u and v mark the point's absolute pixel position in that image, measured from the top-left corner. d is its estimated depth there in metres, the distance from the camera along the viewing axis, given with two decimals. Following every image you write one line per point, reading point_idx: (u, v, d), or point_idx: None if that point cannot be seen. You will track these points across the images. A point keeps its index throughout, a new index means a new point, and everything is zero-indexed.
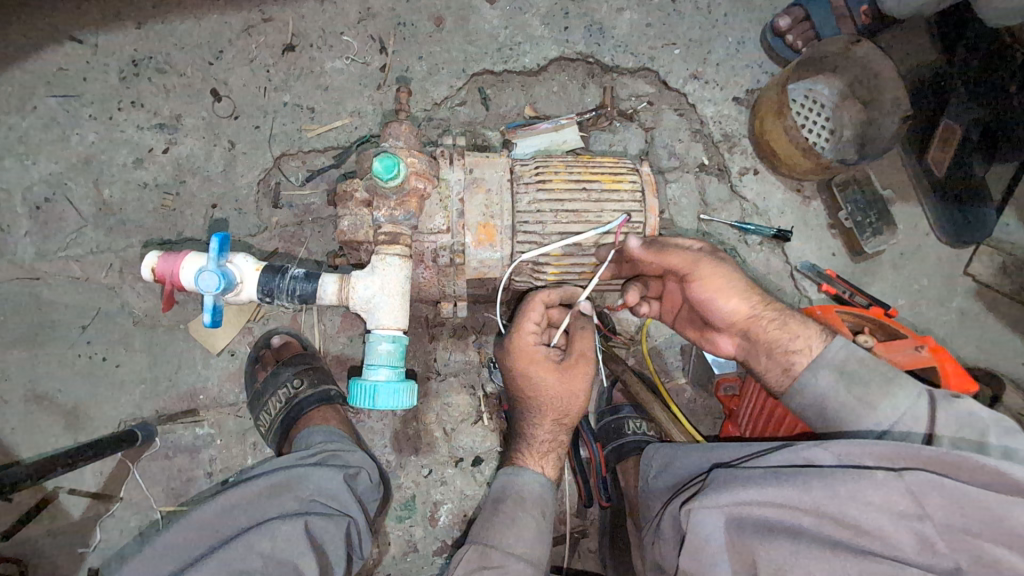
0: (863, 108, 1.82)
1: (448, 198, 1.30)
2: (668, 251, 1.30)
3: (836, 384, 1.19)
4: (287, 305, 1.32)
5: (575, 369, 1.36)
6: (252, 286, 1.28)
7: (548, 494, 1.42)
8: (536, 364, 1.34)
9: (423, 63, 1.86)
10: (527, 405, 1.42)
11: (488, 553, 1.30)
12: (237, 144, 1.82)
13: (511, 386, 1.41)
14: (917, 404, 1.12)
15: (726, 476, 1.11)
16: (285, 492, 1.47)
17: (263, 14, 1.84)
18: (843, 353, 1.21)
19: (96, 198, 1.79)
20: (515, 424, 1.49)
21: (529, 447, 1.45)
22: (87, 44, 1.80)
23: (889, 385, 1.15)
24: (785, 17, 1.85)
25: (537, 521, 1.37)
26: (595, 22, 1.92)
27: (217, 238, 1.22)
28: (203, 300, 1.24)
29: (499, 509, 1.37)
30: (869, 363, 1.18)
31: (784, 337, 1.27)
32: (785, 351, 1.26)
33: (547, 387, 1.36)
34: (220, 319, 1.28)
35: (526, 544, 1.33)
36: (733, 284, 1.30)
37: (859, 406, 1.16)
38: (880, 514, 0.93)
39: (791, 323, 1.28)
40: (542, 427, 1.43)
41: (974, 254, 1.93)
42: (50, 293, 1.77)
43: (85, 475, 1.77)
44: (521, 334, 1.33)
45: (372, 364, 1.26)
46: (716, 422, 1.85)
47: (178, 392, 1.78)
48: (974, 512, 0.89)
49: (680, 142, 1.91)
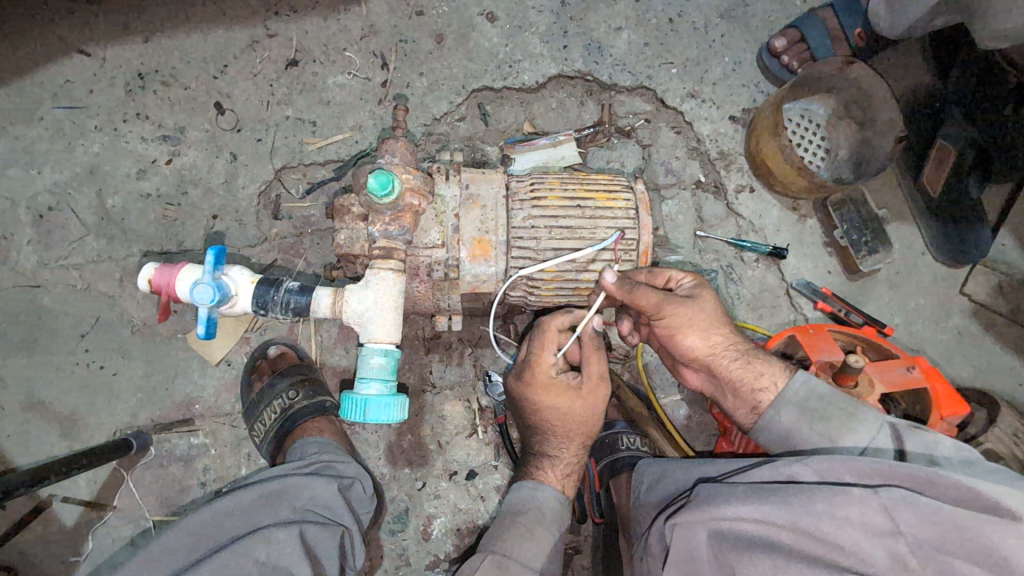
0: (858, 128, 1.85)
1: (444, 213, 1.32)
2: (637, 293, 1.28)
3: (798, 422, 1.20)
4: (280, 317, 1.32)
5: (596, 391, 1.41)
6: (246, 299, 1.27)
7: (565, 510, 1.46)
8: (557, 388, 1.40)
9: (424, 79, 1.89)
10: (549, 431, 1.46)
11: (505, 564, 1.30)
12: (239, 156, 1.85)
13: (533, 415, 1.46)
14: (878, 436, 1.13)
15: (710, 491, 1.12)
16: (280, 501, 1.48)
17: (267, 30, 1.88)
18: (801, 390, 1.21)
19: (99, 207, 1.82)
20: (531, 446, 1.53)
21: (550, 467, 1.48)
22: (95, 57, 1.83)
23: (850, 420, 1.15)
24: (781, 37, 1.89)
25: (552, 537, 1.39)
26: (594, 40, 1.95)
27: (213, 251, 1.20)
28: (198, 312, 1.24)
29: (516, 523, 1.38)
30: (828, 396, 1.19)
31: (749, 376, 1.27)
32: (754, 386, 1.26)
33: (572, 411, 1.42)
34: (214, 332, 1.26)
35: (541, 559, 1.34)
36: (694, 322, 1.29)
37: (823, 442, 1.17)
38: (856, 531, 0.92)
39: (758, 360, 1.28)
40: (566, 448, 1.47)
41: (970, 273, 1.93)
42: (50, 300, 1.79)
43: (79, 483, 1.77)
44: (540, 359, 1.39)
45: (364, 377, 1.25)
46: (710, 439, 1.85)
47: (174, 401, 1.79)
48: (948, 528, 0.90)
49: (676, 159, 1.93)
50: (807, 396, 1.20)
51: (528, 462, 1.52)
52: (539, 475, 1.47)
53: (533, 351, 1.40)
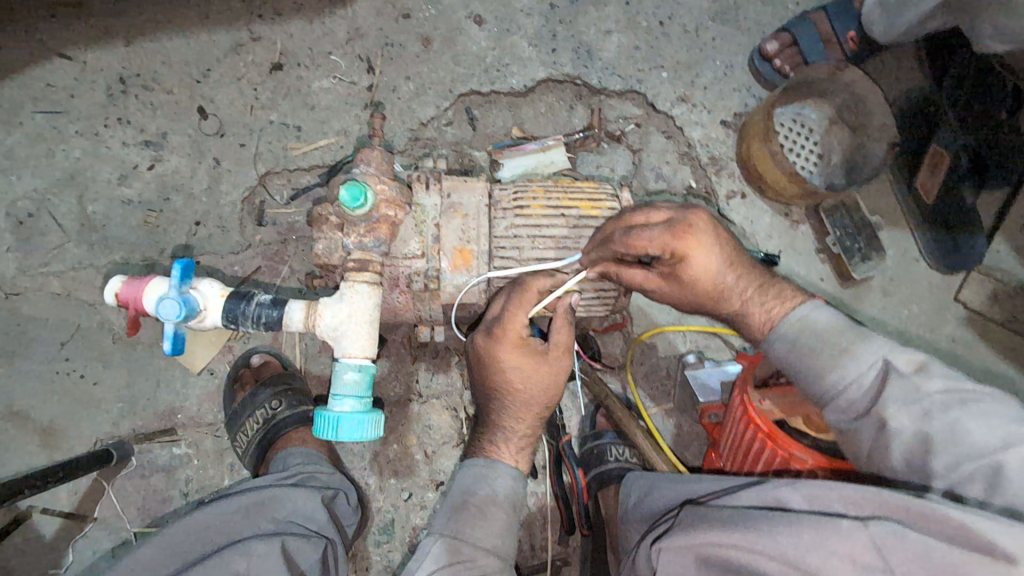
0: (851, 133, 1.82)
1: (424, 222, 1.30)
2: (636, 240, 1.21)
3: (789, 354, 1.20)
4: (252, 330, 1.30)
5: (558, 360, 1.34)
6: (216, 313, 1.24)
7: (519, 488, 1.40)
8: (523, 354, 1.31)
9: (411, 83, 1.87)
10: (506, 402, 1.37)
11: (458, 546, 1.28)
12: (222, 161, 1.82)
13: (493, 382, 1.36)
14: (866, 373, 1.08)
15: (696, 515, 1.11)
16: (261, 512, 1.44)
17: (251, 33, 1.85)
18: (796, 327, 1.21)
19: (79, 213, 1.79)
20: (486, 417, 1.44)
21: (504, 443, 1.41)
22: (76, 61, 1.80)
23: (841, 355, 1.12)
24: (773, 41, 1.86)
25: (507, 518, 1.34)
26: (583, 44, 1.92)
27: (180, 264, 1.18)
28: (163, 327, 1.19)
29: (469, 502, 1.33)
30: (822, 334, 1.16)
31: (757, 308, 1.28)
32: (763, 318, 1.27)
33: (533, 380, 1.34)
34: (181, 348, 1.22)
35: (493, 539, 1.31)
36: (708, 249, 1.24)
37: (809, 374, 1.16)
38: (841, 565, 0.89)
39: (767, 292, 1.29)
40: (520, 422, 1.40)
41: (965, 279, 1.90)
42: (30, 309, 1.76)
43: (59, 494, 1.74)
44: (512, 320, 1.28)
45: (338, 394, 1.22)
46: (701, 448, 1.82)
47: (156, 410, 1.76)
48: (938, 570, 0.84)
49: (667, 164, 1.90)
50: (798, 338, 1.20)
51: (482, 435, 1.44)
52: (492, 452, 1.39)
53: (505, 311, 1.29)
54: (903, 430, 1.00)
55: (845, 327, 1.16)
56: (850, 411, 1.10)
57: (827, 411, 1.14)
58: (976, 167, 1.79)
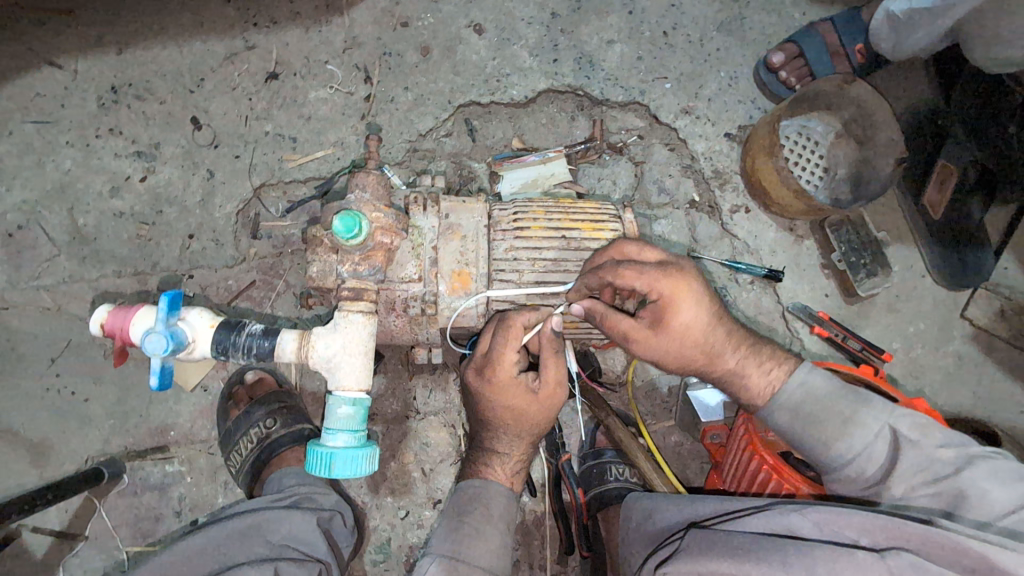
0: (857, 147, 1.77)
1: (421, 245, 1.29)
2: (625, 273, 1.19)
3: (791, 425, 1.20)
4: (243, 361, 1.26)
5: (552, 396, 1.33)
6: (205, 345, 1.20)
7: (513, 508, 1.40)
8: (516, 388, 1.31)
9: (409, 93, 1.83)
10: (500, 430, 1.37)
11: (457, 566, 1.26)
12: (216, 173, 1.78)
13: (484, 411, 1.36)
14: (875, 443, 1.11)
15: (704, 539, 1.05)
16: (254, 536, 1.39)
17: (246, 42, 1.81)
18: (799, 394, 1.20)
19: (70, 226, 1.75)
20: (478, 440, 1.44)
21: (499, 467, 1.41)
22: (66, 70, 1.76)
23: (846, 425, 1.13)
24: (778, 52, 1.82)
25: (502, 535, 1.34)
26: (585, 54, 1.88)
27: (165, 297, 1.14)
28: (151, 361, 1.16)
29: (465, 519, 1.33)
30: (823, 403, 1.17)
31: (756, 371, 1.26)
32: (763, 381, 1.25)
33: (524, 411, 1.34)
34: (169, 381, 1.19)
35: (490, 557, 1.30)
36: (698, 301, 1.21)
37: (816, 444, 1.16)
38: None
39: (762, 355, 1.28)
40: (516, 446, 1.40)
41: (971, 296, 1.87)
42: (19, 323, 1.72)
43: (50, 513, 1.71)
44: (500, 360, 1.28)
45: (331, 429, 1.19)
46: (703, 467, 1.80)
47: (148, 427, 1.73)
48: None
49: (670, 177, 1.87)
50: (800, 404, 1.20)
51: (473, 458, 1.44)
52: (485, 473, 1.40)
53: (494, 347, 1.28)
54: (919, 498, 1.05)
55: (843, 393, 1.17)
56: (861, 479, 1.12)
57: (833, 481, 1.17)
58: (983, 182, 1.75)
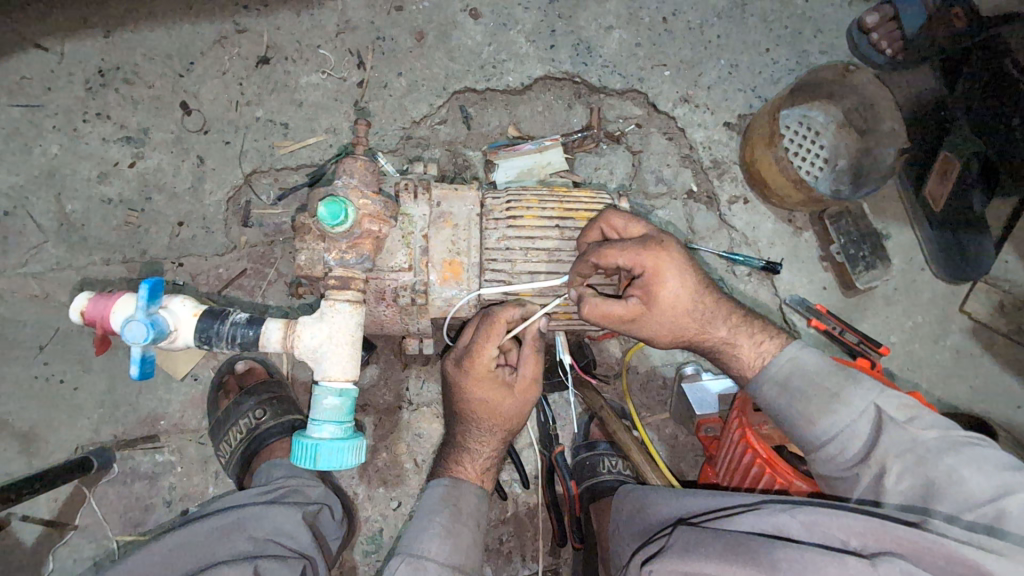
0: (859, 137, 1.74)
1: (412, 233, 1.27)
2: (608, 253, 1.19)
3: (778, 399, 1.21)
4: (226, 351, 1.23)
5: (527, 392, 1.36)
6: (188, 334, 1.18)
7: (482, 507, 1.38)
8: (489, 382, 1.33)
9: (403, 78, 1.79)
10: (472, 422, 1.39)
11: (421, 565, 1.23)
12: (206, 160, 1.75)
13: (458, 400, 1.37)
14: (858, 421, 1.11)
15: (690, 539, 1.04)
16: (236, 532, 1.36)
17: (236, 25, 1.77)
18: (788, 366, 1.22)
19: (58, 212, 1.72)
20: (451, 436, 1.45)
21: (467, 463, 1.41)
22: (52, 52, 1.72)
23: (833, 401, 1.14)
24: (873, 13, 1.79)
25: (472, 534, 1.33)
26: (583, 40, 1.84)
27: (146, 285, 1.12)
28: (130, 350, 1.13)
29: (433, 518, 1.31)
30: (813, 378, 1.18)
31: (747, 340, 1.28)
32: (754, 351, 1.27)
33: (494, 403, 1.35)
34: (149, 371, 1.16)
35: (456, 556, 1.27)
36: (686, 277, 1.23)
37: (799, 419, 1.17)
38: None
39: (754, 325, 1.30)
40: (484, 441, 1.41)
41: (971, 289, 1.85)
42: (6, 310, 1.70)
43: (39, 501, 1.70)
44: (479, 352, 1.29)
45: (316, 420, 1.17)
46: (697, 460, 1.79)
47: (138, 416, 1.71)
48: None
49: (668, 166, 1.84)
50: (788, 377, 1.21)
51: (447, 454, 1.44)
52: (456, 471, 1.40)
53: (475, 340, 1.30)
54: (899, 481, 1.02)
55: (834, 370, 1.18)
56: (841, 460, 1.12)
57: (816, 460, 1.16)
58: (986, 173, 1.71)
